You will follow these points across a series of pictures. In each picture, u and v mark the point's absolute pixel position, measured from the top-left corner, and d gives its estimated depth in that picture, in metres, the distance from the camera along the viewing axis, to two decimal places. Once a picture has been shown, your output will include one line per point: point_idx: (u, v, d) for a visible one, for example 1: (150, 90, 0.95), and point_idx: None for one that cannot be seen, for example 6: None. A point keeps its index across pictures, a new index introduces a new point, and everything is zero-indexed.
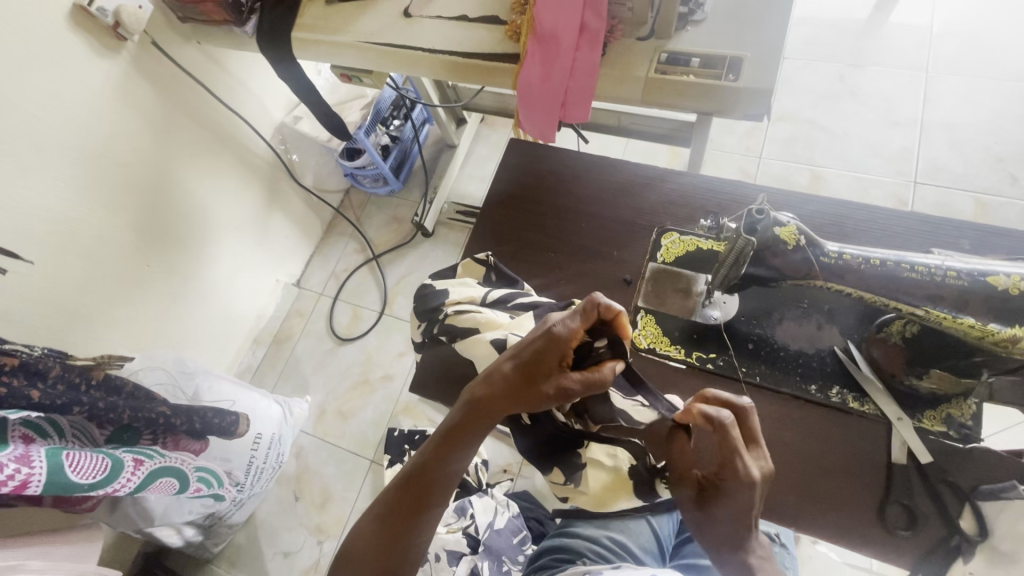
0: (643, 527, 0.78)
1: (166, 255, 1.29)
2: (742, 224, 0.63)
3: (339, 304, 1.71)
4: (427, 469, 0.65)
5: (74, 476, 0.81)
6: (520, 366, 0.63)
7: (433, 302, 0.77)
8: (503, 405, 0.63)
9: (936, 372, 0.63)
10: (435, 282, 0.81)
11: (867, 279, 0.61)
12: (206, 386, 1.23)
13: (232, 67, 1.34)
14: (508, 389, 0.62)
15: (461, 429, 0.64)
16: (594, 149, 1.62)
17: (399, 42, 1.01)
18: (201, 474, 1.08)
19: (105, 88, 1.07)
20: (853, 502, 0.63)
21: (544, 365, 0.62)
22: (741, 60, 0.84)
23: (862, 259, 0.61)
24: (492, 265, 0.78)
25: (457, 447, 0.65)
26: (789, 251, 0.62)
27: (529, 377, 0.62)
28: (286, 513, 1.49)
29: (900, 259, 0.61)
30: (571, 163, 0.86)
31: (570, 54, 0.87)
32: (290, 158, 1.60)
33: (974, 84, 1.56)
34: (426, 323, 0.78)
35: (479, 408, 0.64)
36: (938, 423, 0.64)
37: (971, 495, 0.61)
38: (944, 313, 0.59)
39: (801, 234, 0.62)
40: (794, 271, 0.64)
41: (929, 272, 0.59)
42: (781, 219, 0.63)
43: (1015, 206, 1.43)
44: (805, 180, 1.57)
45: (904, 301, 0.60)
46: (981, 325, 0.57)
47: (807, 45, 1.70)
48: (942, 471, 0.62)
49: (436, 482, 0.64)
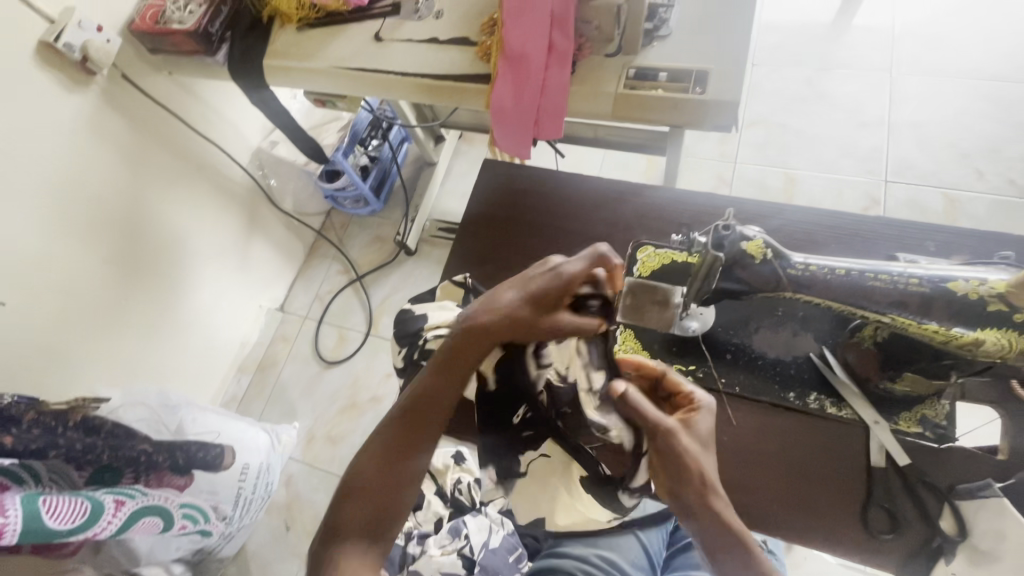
0: (633, 543, 0.82)
1: (146, 286, 1.28)
2: (709, 239, 0.64)
3: (324, 326, 1.69)
4: (390, 438, 0.64)
5: (52, 521, 0.79)
6: (469, 334, 0.67)
7: (413, 327, 0.78)
8: (459, 373, 0.66)
9: (908, 375, 0.64)
10: (414, 307, 0.81)
11: (832, 288, 0.62)
12: (189, 419, 1.19)
13: (207, 96, 1.34)
14: (460, 356, 0.67)
15: (421, 397, 0.66)
16: (572, 161, 1.64)
17: (371, 66, 1.02)
18: (188, 510, 1.05)
19: (75, 123, 1.06)
20: (836, 507, 0.64)
21: (490, 329, 0.66)
22: (707, 73, 0.86)
23: (828, 270, 0.62)
24: (470, 288, 0.79)
25: (420, 416, 0.65)
26: (756, 265, 0.63)
27: (477, 341, 0.67)
28: (278, 543, 1.47)
29: (866, 268, 0.61)
30: (543, 179, 0.86)
31: (539, 73, 0.89)
32: (268, 183, 1.59)
33: (936, 83, 1.61)
34: (408, 348, 0.78)
35: (438, 376, 0.66)
36: (914, 424, 0.65)
37: (949, 495, 0.62)
38: (910, 318, 0.60)
39: (767, 247, 0.63)
40: (761, 283, 0.64)
41: (893, 281, 0.60)
42: (746, 233, 0.63)
43: (982, 201, 1.47)
44: (780, 184, 1.60)
45: (870, 310, 0.61)
46: (946, 329, 0.59)
47: (774, 51, 1.74)
48: (920, 472, 0.63)
49: (405, 450, 0.64)
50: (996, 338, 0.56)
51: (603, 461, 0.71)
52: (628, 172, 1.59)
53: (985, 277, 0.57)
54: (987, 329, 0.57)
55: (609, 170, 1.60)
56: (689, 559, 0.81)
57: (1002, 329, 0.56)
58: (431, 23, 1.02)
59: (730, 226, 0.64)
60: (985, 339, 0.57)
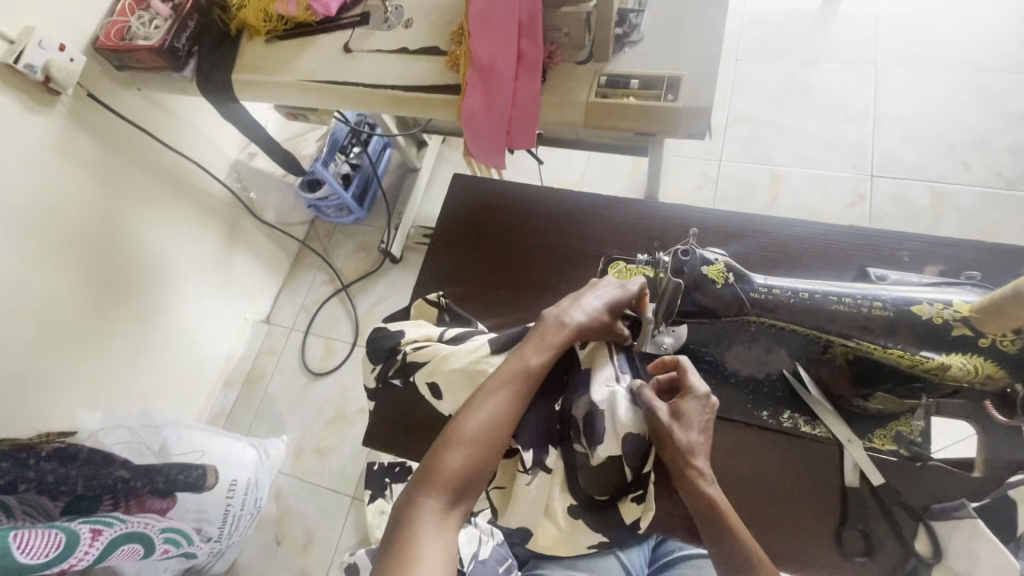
0: (612, 563, 0.88)
1: (124, 306, 1.25)
2: (670, 264, 0.66)
3: (311, 337, 1.68)
4: (415, 528, 0.55)
5: (23, 557, 0.78)
6: (491, 404, 0.62)
7: (388, 343, 0.76)
8: (485, 448, 0.60)
9: (880, 394, 0.65)
10: (388, 324, 0.79)
11: (796, 311, 0.63)
12: (174, 439, 1.17)
13: (179, 110, 1.32)
14: (483, 428, 0.61)
15: (442, 477, 0.58)
16: (556, 164, 1.62)
17: (341, 78, 1.00)
18: (170, 535, 1.03)
19: (42, 145, 1.04)
20: (812, 530, 0.66)
21: (514, 396, 0.63)
22: (679, 79, 0.85)
23: (792, 293, 0.64)
24: (444, 306, 0.80)
25: (444, 500, 0.57)
26: (718, 289, 0.65)
27: (500, 410, 0.62)
28: (269, 558, 1.45)
29: (828, 292, 0.62)
30: (515, 197, 0.90)
31: (510, 83, 0.87)
32: (248, 196, 1.57)
33: (920, 74, 1.59)
34: (383, 366, 0.76)
35: (461, 451, 0.59)
36: (887, 442, 0.67)
37: (924, 515, 0.64)
38: (873, 343, 0.61)
39: (729, 270, 0.65)
40: (725, 308, 0.65)
41: (855, 304, 0.61)
42: (708, 257, 0.66)
43: (969, 192, 1.46)
44: (766, 180, 1.58)
45: (833, 333, 0.62)
46: (910, 353, 0.59)
47: (758, 45, 1.71)
48: (896, 492, 0.65)
49: (437, 543, 0.54)
50: (961, 363, 0.57)
51: (594, 486, 0.67)
52: (611, 173, 1.57)
53: (948, 301, 0.58)
54: (952, 355, 0.57)
55: (593, 172, 1.59)
56: None
57: (966, 354, 0.57)
58: (401, 32, 1.00)
59: (690, 249, 0.66)
60: (951, 364, 0.57)
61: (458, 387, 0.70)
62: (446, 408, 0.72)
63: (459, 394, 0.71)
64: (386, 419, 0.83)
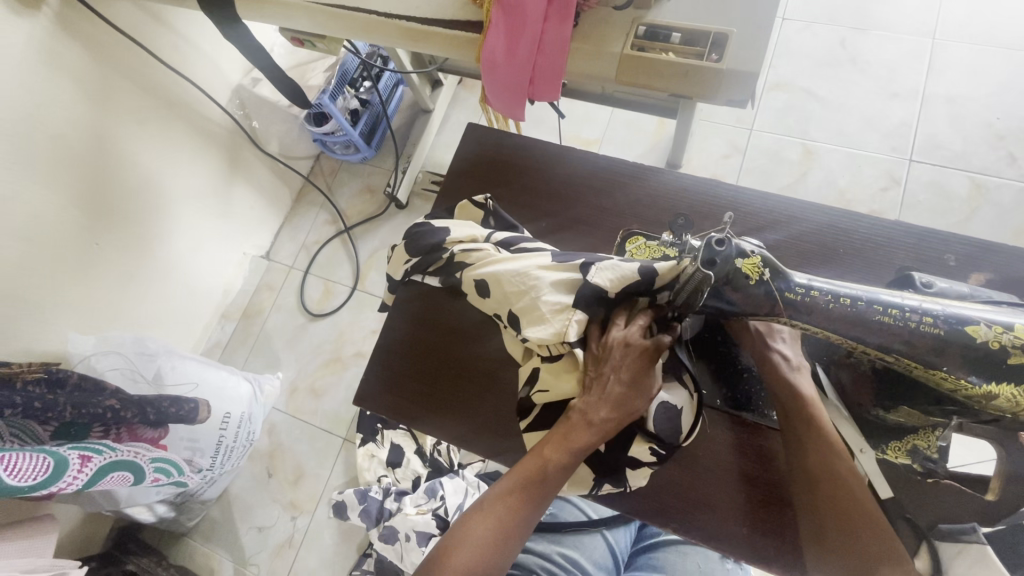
0: (600, 542, 0.92)
1: (120, 229, 1.21)
2: (701, 253, 0.59)
3: (311, 277, 1.64)
4: (529, 473, 0.62)
5: (13, 478, 0.81)
6: (624, 376, 0.62)
7: (432, 241, 0.77)
8: (620, 415, 0.62)
9: (904, 408, 0.64)
10: (430, 222, 0.80)
11: (833, 317, 0.59)
12: (168, 368, 1.17)
13: (177, 23, 1.22)
14: (622, 398, 0.62)
15: (569, 435, 0.63)
16: (577, 119, 1.52)
17: (352, 3, 0.90)
18: (159, 465, 1.06)
19: (27, 51, 0.97)
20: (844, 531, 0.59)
21: (631, 385, 0.62)
22: (727, 36, 0.76)
23: (832, 298, 0.59)
24: (490, 209, 0.80)
25: (566, 456, 0.62)
26: (750, 285, 0.60)
27: (641, 386, 0.62)
28: (260, 489, 1.49)
29: (871, 299, 0.58)
30: (537, 154, 0.86)
31: (537, 25, 0.78)
32: (251, 125, 1.49)
33: (982, 53, 1.46)
34: (422, 261, 0.78)
35: (571, 430, 0.63)
36: (901, 455, 0.66)
37: (928, 535, 0.64)
38: (915, 362, 0.58)
39: (765, 265, 0.60)
40: (755, 306, 0.61)
41: (902, 317, 0.57)
42: (745, 249, 0.60)
43: (1011, 187, 1.38)
44: (796, 155, 1.49)
45: (873, 344, 0.59)
46: (955, 377, 0.56)
47: (809, 5, 1.57)
48: (902, 508, 0.66)
49: (544, 492, 0.61)
50: (1010, 395, 0.54)
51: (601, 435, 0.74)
52: (635, 134, 1.48)
53: (1006, 324, 0.54)
54: (1003, 385, 0.55)
55: (616, 129, 1.50)
56: (650, 561, 0.90)
57: (1018, 385, 0.54)
58: None
59: (727, 238, 0.59)
60: (998, 394, 0.55)
61: (501, 291, 0.71)
62: (490, 309, 0.74)
63: (502, 297, 0.72)
64: (384, 374, 0.81)
